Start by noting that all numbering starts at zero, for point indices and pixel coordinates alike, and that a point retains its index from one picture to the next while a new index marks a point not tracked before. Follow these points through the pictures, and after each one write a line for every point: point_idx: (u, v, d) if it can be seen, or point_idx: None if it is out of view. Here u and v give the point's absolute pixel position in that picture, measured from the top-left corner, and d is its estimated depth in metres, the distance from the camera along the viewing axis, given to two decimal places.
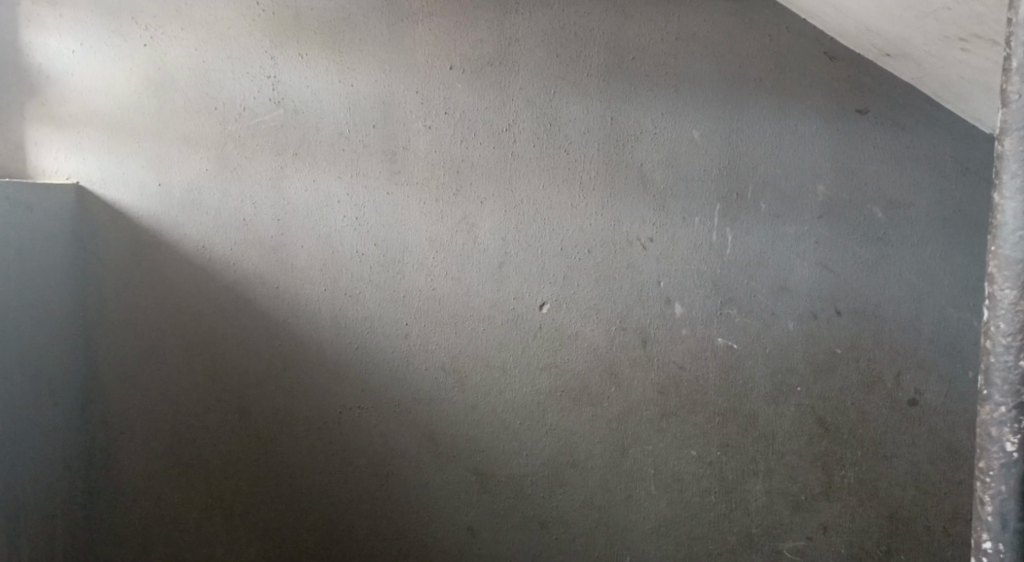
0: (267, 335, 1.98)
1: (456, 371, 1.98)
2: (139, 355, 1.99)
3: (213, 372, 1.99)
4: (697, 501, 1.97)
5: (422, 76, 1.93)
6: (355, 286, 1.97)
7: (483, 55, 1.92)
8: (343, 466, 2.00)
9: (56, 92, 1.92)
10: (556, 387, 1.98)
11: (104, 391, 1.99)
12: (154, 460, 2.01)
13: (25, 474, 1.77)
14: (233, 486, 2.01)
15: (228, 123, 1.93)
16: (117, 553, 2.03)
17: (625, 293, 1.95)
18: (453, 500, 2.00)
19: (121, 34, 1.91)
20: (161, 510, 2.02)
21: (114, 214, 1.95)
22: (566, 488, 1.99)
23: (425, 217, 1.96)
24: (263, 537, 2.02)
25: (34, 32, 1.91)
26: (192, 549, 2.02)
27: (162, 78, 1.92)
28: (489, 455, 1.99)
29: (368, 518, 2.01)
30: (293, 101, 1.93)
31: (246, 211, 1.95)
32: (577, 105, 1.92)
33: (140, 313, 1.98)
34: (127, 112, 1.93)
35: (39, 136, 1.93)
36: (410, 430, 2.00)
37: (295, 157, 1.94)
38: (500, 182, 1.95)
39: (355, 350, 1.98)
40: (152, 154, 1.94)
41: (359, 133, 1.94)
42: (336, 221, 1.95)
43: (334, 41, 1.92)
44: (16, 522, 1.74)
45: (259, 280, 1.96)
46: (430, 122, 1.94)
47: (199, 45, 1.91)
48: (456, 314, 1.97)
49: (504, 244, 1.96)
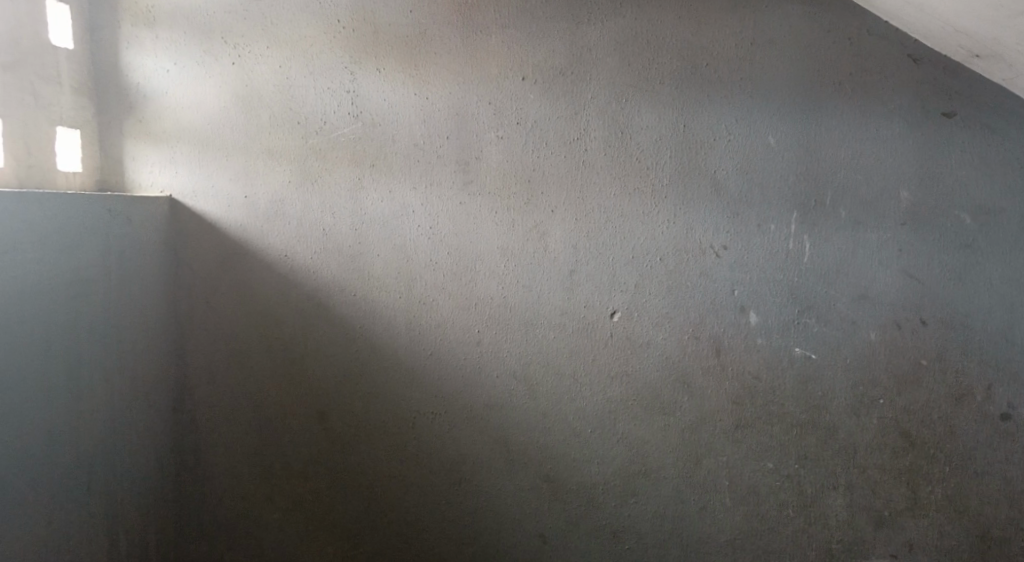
0: (345, 342, 2.04)
1: (528, 378, 2.00)
2: (226, 359, 2.08)
3: (294, 377, 2.06)
4: (774, 514, 1.93)
5: (495, 87, 1.95)
6: (429, 294, 2.01)
7: (555, 65, 1.94)
8: (417, 470, 2.04)
9: (153, 109, 2.03)
10: (628, 395, 1.97)
11: (194, 394, 2.10)
12: (240, 461, 2.09)
13: (122, 472, 1.87)
14: (312, 488, 2.07)
15: (310, 137, 2.00)
16: (205, 549, 2.12)
17: (698, 302, 1.93)
18: (526, 506, 2.01)
19: (212, 53, 2.01)
20: (245, 509, 2.10)
21: (205, 225, 2.04)
22: (639, 497, 1.98)
23: (497, 226, 1.98)
24: (341, 539, 2.07)
25: (134, 53, 2.02)
26: (275, 548, 2.09)
27: (249, 95, 2.00)
28: (560, 463, 2.00)
29: (442, 522, 2.04)
30: (371, 113, 1.99)
31: (327, 221, 2.01)
32: (649, 113, 1.92)
33: (227, 319, 2.07)
34: (216, 127, 2.02)
35: (137, 151, 2.04)
36: (483, 437, 2.02)
37: (372, 169, 2.00)
38: (571, 191, 1.96)
39: (429, 356, 2.02)
40: (239, 167, 2.02)
41: (434, 144, 1.98)
42: (411, 230, 2.00)
43: (411, 56, 1.97)
44: (114, 517, 1.84)
45: (338, 287, 2.02)
46: (503, 131, 1.96)
47: (283, 62, 1.99)
48: (528, 322, 1.99)
49: (575, 252, 1.97)
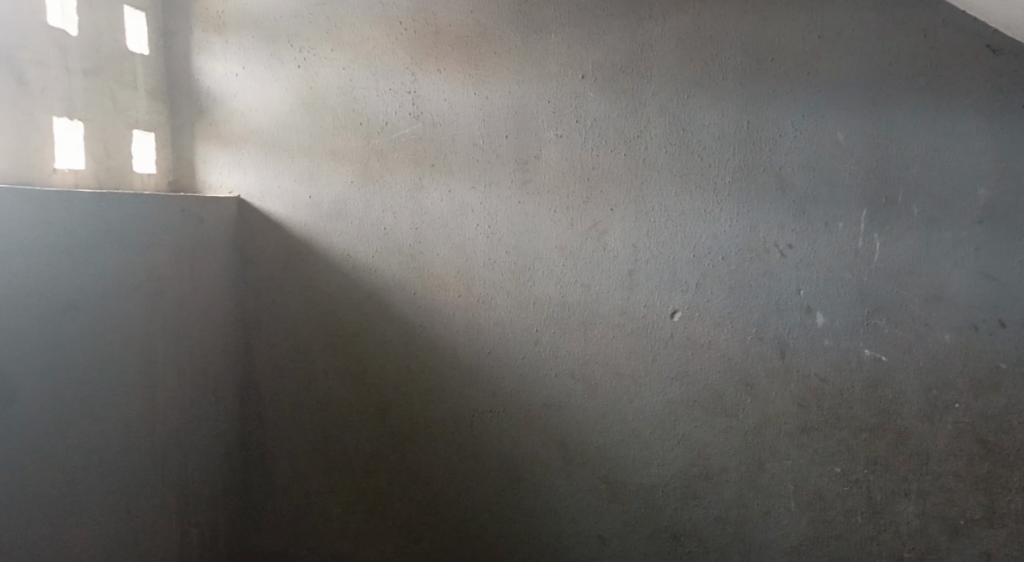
0: (405, 339, 2.06)
1: (586, 378, 1.99)
2: (290, 356, 2.13)
3: (356, 374, 2.09)
4: (841, 521, 1.88)
5: (554, 86, 1.95)
6: (488, 293, 2.02)
7: (615, 63, 1.92)
8: (477, 469, 2.05)
9: (222, 112, 2.09)
10: (689, 396, 1.95)
11: (260, 389, 2.15)
12: (303, 456, 2.14)
13: (192, 466, 1.93)
14: (373, 484, 2.10)
15: (372, 138, 2.03)
16: (270, 542, 2.17)
17: (762, 302, 1.89)
18: (584, 507, 2.00)
19: (278, 57, 2.05)
20: (309, 503, 2.14)
21: (271, 225, 2.09)
22: (699, 501, 1.95)
23: (556, 225, 1.98)
24: (401, 534, 2.10)
25: (204, 57, 2.08)
26: (337, 542, 2.13)
27: (313, 97, 2.04)
28: (619, 464, 1.98)
29: (501, 521, 2.05)
30: (431, 114, 2.00)
31: (387, 220, 2.04)
32: (712, 110, 1.88)
33: (291, 317, 2.11)
34: (281, 129, 2.07)
35: (207, 153, 2.10)
36: (542, 436, 2.02)
37: (432, 169, 2.01)
38: (632, 189, 1.94)
39: (488, 355, 2.03)
40: (303, 168, 2.06)
41: (493, 144, 1.99)
42: (470, 229, 2.01)
43: (471, 56, 1.98)
44: (185, 509, 1.90)
45: (398, 286, 2.05)
46: (562, 130, 1.96)
47: (347, 65, 2.02)
48: (587, 322, 1.98)
49: (634, 251, 1.95)
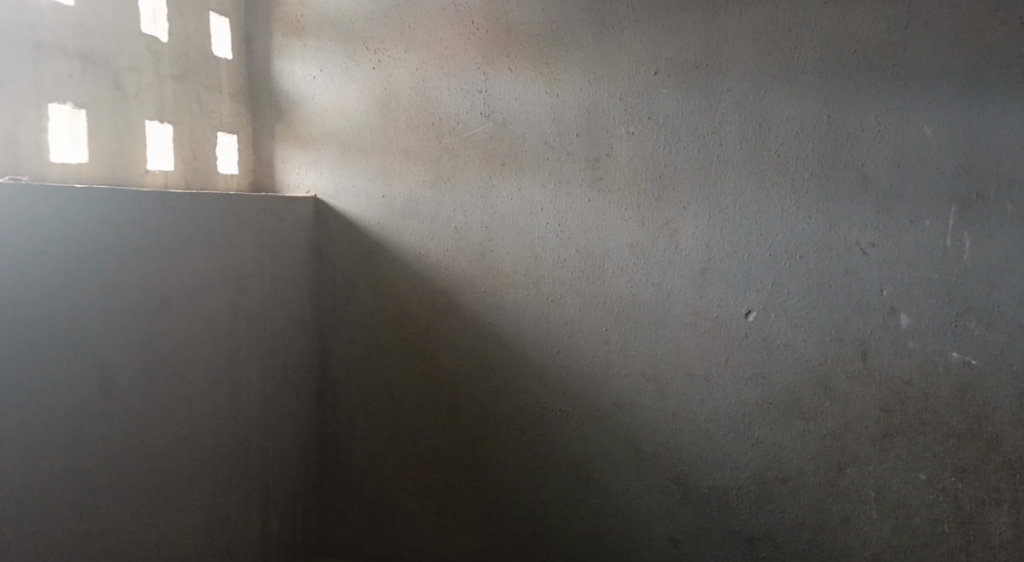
0: (476, 337, 2.08)
1: (657, 378, 1.97)
2: (364, 352, 2.17)
3: (427, 371, 2.12)
4: (927, 530, 1.81)
5: (626, 82, 1.93)
6: (557, 292, 2.01)
7: (689, 58, 1.89)
8: (546, 466, 2.06)
9: (300, 114, 2.14)
10: (764, 398, 1.90)
11: (334, 385, 2.20)
12: (376, 451, 2.18)
13: (272, 458, 1.99)
14: (443, 480, 2.13)
15: (444, 137, 2.05)
16: (345, 534, 2.23)
17: (842, 302, 1.84)
18: (656, 508, 1.99)
19: (354, 59, 2.09)
20: (382, 497, 2.19)
21: (345, 224, 2.14)
22: (776, 505, 1.91)
23: (627, 223, 1.96)
24: (471, 530, 2.12)
25: (284, 61, 2.13)
26: (409, 536, 2.17)
27: (387, 98, 2.07)
28: (692, 466, 1.96)
29: (571, 520, 2.05)
30: (502, 113, 2.01)
31: (458, 219, 2.05)
32: (791, 105, 1.83)
33: (365, 314, 2.15)
34: (356, 129, 2.11)
35: (285, 154, 2.16)
36: (612, 436, 2.01)
37: (502, 168, 2.02)
38: (706, 187, 1.90)
39: (558, 353, 2.03)
40: (377, 168, 2.10)
41: (564, 142, 1.98)
42: (540, 227, 2.01)
43: (542, 54, 1.97)
44: (266, 500, 1.96)
45: (469, 284, 2.06)
46: (633, 127, 1.93)
47: (419, 65, 2.05)
48: (658, 321, 1.96)
49: (707, 250, 1.91)
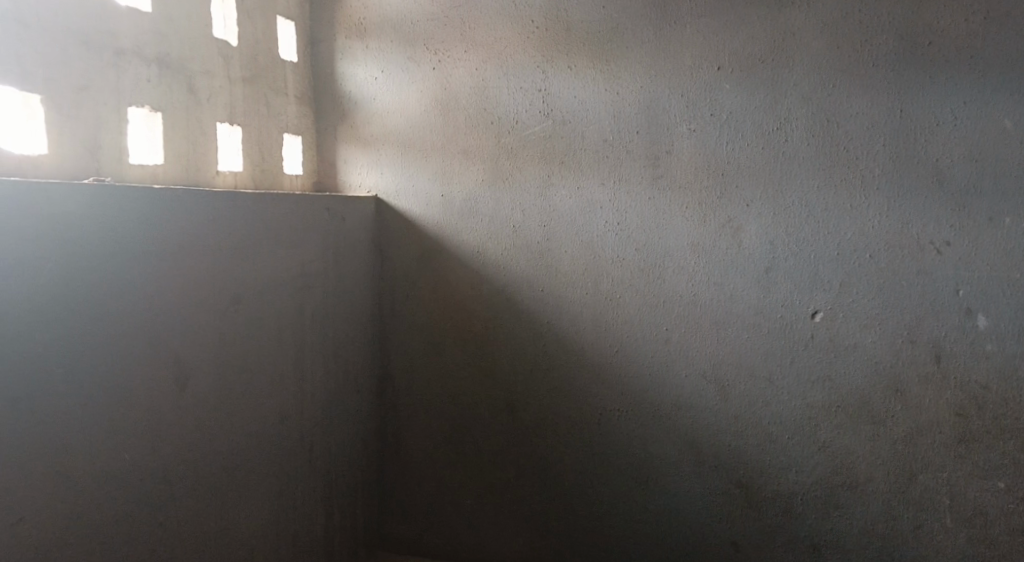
0: (534, 336, 2.08)
1: (718, 379, 1.94)
2: (423, 351, 2.19)
3: (486, 370, 2.13)
4: (1006, 540, 1.74)
5: (688, 78, 1.90)
6: (616, 291, 2.00)
7: (754, 53, 1.85)
8: (605, 467, 2.05)
9: (361, 115, 2.17)
10: (832, 401, 1.85)
11: (395, 382, 2.23)
12: (436, 448, 2.20)
13: (336, 453, 2.03)
14: (502, 478, 2.14)
15: (503, 136, 2.05)
16: (405, 529, 2.26)
17: (915, 302, 1.78)
18: (718, 511, 1.96)
19: (414, 60, 2.11)
20: (441, 494, 2.21)
21: (404, 223, 2.16)
22: (843, 511, 1.86)
23: (688, 221, 1.93)
24: (529, 529, 2.13)
25: (347, 63, 2.17)
26: (468, 532, 2.19)
27: (447, 98, 2.09)
28: (755, 469, 1.92)
29: (630, 521, 2.04)
30: (562, 111, 2.00)
31: (516, 218, 2.06)
32: (861, 99, 1.78)
33: (424, 313, 2.17)
34: (416, 129, 2.13)
35: (348, 154, 2.19)
36: (672, 437, 1.98)
37: (561, 166, 2.01)
38: (770, 184, 1.86)
39: (617, 353, 2.01)
40: (436, 167, 2.12)
41: (624, 140, 1.96)
42: (598, 226, 2.00)
43: (602, 52, 1.96)
44: (329, 494, 2.00)
45: (527, 283, 2.06)
46: (695, 124, 1.90)
47: (479, 65, 2.05)
48: (719, 321, 1.92)
49: (771, 249, 1.87)
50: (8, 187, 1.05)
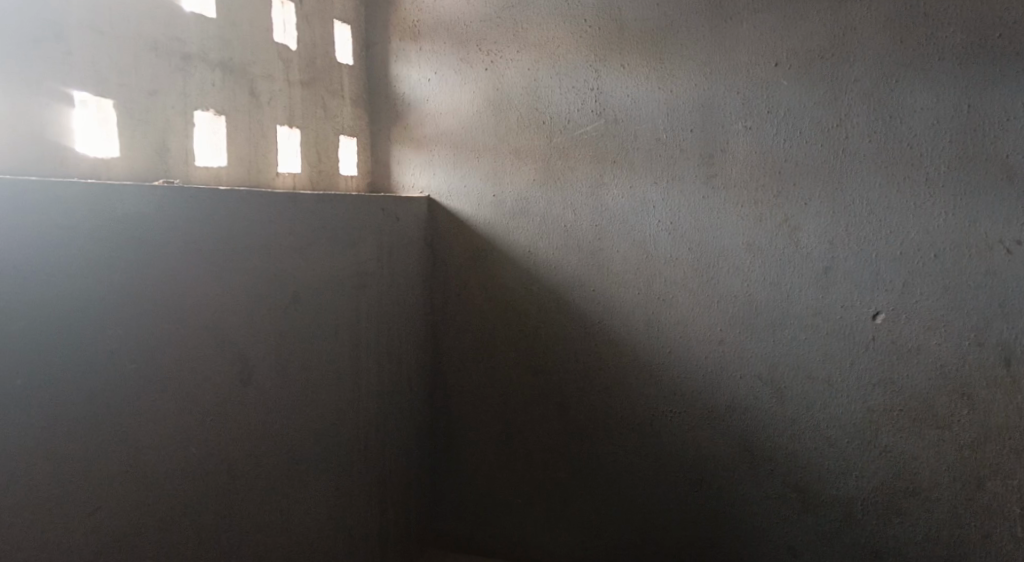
0: (585, 336, 2.07)
1: (775, 381, 1.90)
2: (475, 350, 2.20)
3: (537, 370, 2.14)
4: None
5: (745, 75, 1.87)
6: (669, 291, 1.98)
7: (813, 48, 1.81)
8: (657, 468, 2.03)
9: (415, 116, 2.20)
10: (894, 405, 1.80)
11: (446, 381, 2.25)
12: (487, 447, 2.22)
13: (390, 451, 2.05)
14: (553, 478, 2.15)
15: (555, 136, 2.05)
16: (456, 527, 2.28)
17: (983, 303, 1.72)
18: (774, 515, 1.93)
19: (467, 61, 2.12)
20: (492, 493, 2.23)
21: (456, 222, 2.18)
22: (906, 518, 1.81)
23: (743, 220, 1.90)
24: (580, 529, 2.13)
25: (400, 66, 2.20)
26: (519, 531, 2.20)
27: (500, 98, 2.10)
28: (812, 473, 1.88)
29: (683, 524, 2.02)
30: (615, 111, 1.99)
31: (568, 218, 2.05)
32: (926, 94, 1.73)
33: (476, 312, 2.19)
34: (469, 130, 2.14)
35: (401, 155, 2.22)
36: (727, 439, 1.96)
37: (614, 166, 2.00)
38: (829, 182, 1.82)
39: (670, 353, 1.99)
40: (488, 167, 2.13)
41: (677, 139, 1.94)
42: (651, 226, 1.98)
43: (656, 50, 1.94)
44: (384, 491, 2.03)
45: (578, 283, 2.06)
46: (751, 122, 1.87)
47: (532, 65, 2.06)
48: (776, 322, 1.89)
49: (830, 248, 1.83)
50: (84, 189, 1.11)
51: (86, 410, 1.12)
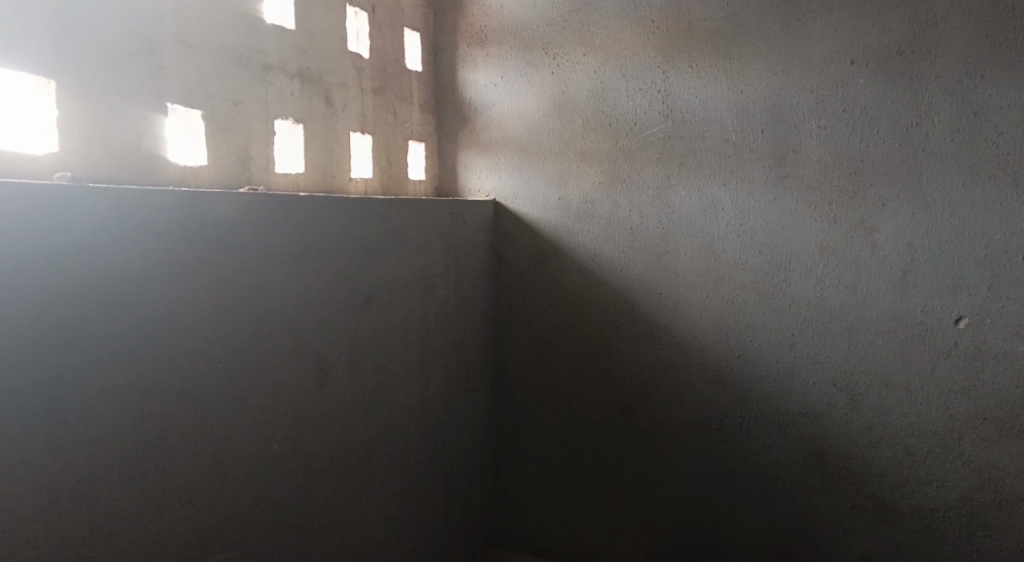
0: (651, 339, 2.06)
1: (849, 386, 1.85)
2: (540, 352, 2.22)
3: (602, 372, 2.14)
4: None
5: (819, 74, 1.83)
6: (738, 294, 1.95)
7: (891, 45, 1.75)
8: (725, 473, 2.01)
9: (481, 121, 2.22)
10: (977, 414, 1.73)
11: (511, 382, 2.27)
12: (552, 449, 2.23)
13: (457, 450, 2.09)
14: (618, 480, 2.15)
15: (620, 138, 2.05)
16: (521, 527, 2.30)
17: None
18: (848, 525, 1.88)
19: (533, 65, 2.14)
20: (557, 494, 2.24)
21: (521, 225, 2.19)
22: (990, 531, 1.74)
23: (816, 222, 1.85)
24: (646, 533, 2.13)
25: (467, 71, 2.23)
26: (584, 533, 2.21)
27: (566, 101, 2.11)
28: (889, 482, 1.83)
29: (753, 530, 1.99)
30: (682, 112, 1.97)
31: (634, 220, 2.05)
32: (1013, 91, 1.65)
33: (541, 314, 2.20)
34: (534, 133, 2.15)
35: (467, 159, 2.25)
36: (798, 445, 1.92)
37: (681, 167, 1.99)
38: (908, 182, 1.76)
39: (739, 357, 1.97)
40: (554, 170, 2.14)
41: (747, 140, 1.91)
42: (719, 228, 1.95)
43: (726, 50, 1.92)
44: (451, 489, 2.06)
45: (644, 285, 2.05)
46: (825, 121, 1.83)
47: (598, 67, 2.06)
48: (851, 326, 1.84)
49: (909, 250, 1.77)
50: (177, 198, 1.16)
51: (175, 409, 1.18)
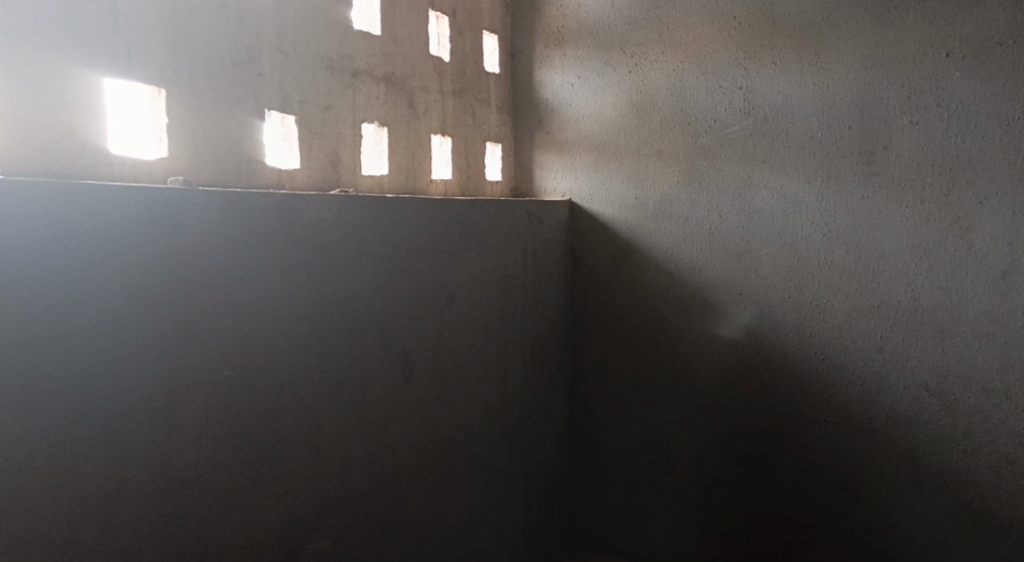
0: (731, 339, 2.03)
1: (943, 392, 1.78)
2: (616, 352, 2.21)
3: (680, 373, 2.12)
4: None
5: (912, 67, 1.76)
6: (823, 295, 1.90)
7: (991, 35, 1.67)
8: (810, 478, 1.96)
9: (557, 121, 2.23)
10: None
11: (587, 382, 2.27)
12: (629, 449, 2.23)
13: (534, 449, 2.10)
14: (698, 482, 2.13)
15: (700, 136, 2.03)
16: (597, 526, 2.30)
17: None
18: (942, 536, 1.80)
19: (611, 64, 2.13)
20: (634, 495, 2.23)
21: (597, 225, 2.19)
22: None
23: (908, 221, 1.79)
24: (726, 536, 2.10)
25: (544, 72, 2.24)
26: (662, 535, 2.20)
27: (643, 100, 2.09)
28: (987, 492, 1.74)
29: (839, 537, 1.94)
30: (765, 109, 1.94)
31: (713, 219, 2.02)
32: None
33: (617, 314, 2.20)
34: (611, 133, 2.15)
35: (543, 159, 2.27)
36: (888, 451, 1.86)
37: (763, 165, 1.95)
38: (1009, 179, 1.68)
39: (824, 359, 1.92)
40: (630, 170, 2.13)
41: (834, 137, 1.86)
42: (804, 227, 1.91)
43: (812, 45, 1.87)
44: (529, 487, 2.08)
45: (724, 286, 2.02)
46: (919, 116, 1.76)
47: (677, 66, 2.04)
48: (945, 330, 1.76)
49: (1010, 250, 1.68)
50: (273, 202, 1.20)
51: (279, 402, 1.23)
